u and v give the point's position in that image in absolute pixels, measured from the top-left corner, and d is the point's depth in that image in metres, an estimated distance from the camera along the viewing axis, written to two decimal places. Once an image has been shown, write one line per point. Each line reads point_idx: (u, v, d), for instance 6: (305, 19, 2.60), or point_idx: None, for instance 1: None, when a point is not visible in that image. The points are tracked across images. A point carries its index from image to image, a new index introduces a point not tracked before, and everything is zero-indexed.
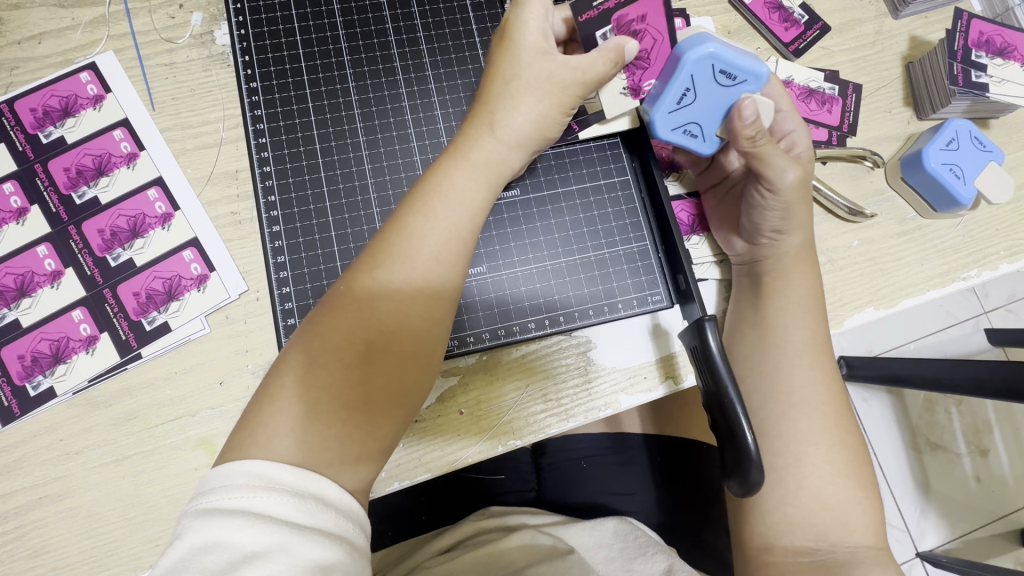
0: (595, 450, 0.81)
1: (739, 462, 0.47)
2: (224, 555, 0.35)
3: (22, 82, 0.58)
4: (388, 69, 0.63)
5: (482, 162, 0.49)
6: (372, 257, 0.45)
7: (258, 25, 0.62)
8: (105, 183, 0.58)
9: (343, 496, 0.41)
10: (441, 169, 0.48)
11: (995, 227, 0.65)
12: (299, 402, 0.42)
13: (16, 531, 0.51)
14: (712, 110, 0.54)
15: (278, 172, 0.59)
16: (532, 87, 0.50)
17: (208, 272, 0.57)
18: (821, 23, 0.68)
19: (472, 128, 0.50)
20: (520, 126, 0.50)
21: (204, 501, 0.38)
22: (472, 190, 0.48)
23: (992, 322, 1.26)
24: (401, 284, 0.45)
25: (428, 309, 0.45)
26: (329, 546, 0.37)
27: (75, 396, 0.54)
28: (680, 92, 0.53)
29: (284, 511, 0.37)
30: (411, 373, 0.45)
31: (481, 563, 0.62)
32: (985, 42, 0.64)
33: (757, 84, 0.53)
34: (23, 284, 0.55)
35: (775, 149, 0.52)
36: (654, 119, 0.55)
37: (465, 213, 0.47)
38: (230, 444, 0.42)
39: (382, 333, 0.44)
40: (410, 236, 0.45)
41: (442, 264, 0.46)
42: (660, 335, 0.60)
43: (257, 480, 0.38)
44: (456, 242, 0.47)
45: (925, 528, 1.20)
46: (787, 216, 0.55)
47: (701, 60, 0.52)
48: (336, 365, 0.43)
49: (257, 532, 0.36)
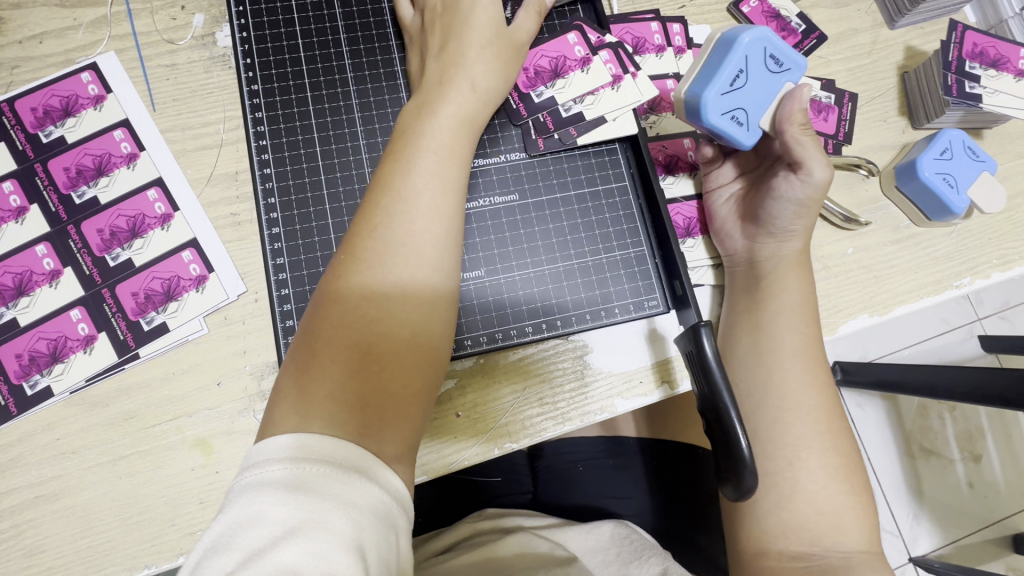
0: (592, 453, 0.81)
1: (733, 467, 0.47)
2: (267, 529, 0.34)
3: (23, 81, 0.58)
4: (389, 73, 0.62)
5: (457, 113, 0.53)
6: (370, 219, 0.47)
7: (259, 28, 0.62)
8: (105, 183, 0.58)
9: (385, 473, 0.40)
10: (421, 125, 0.51)
11: (987, 236, 0.66)
12: (324, 374, 0.42)
13: (13, 530, 0.51)
14: (759, 96, 0.55)
15: (279, 174, 0.59)
16: (484, 48, 0.56)
17: (207, 273, 0.57)
18: (818, 32, 0.69)
19: (441, 87, 0.54)
20: (483, 77, 0.55)
21: (249, 476, 0.38)
22: (456, 141, 0.52)
23: (985, 329, 1.27)
24: (408, 235, 0.47)
25: (435, 253, 0.48)
26: (371, 521, 0.37)
27: (72, 395, 0.54)
28: (732, 74, 0.53)
29: (325, 485, 0.37)
30: (433, 316, 0.47)
31: (475, 565, 0.62)
32: (979, 54, 0.65)
33: (796, 75, 0.56)
34: (22, 283, 0.55)
35: (818, 143, 0.54)
36: (706, 98, 0.53)
37: (450, 160, 0.51)
38: (266, 422, 0.42)
39: (394, 285, 0.46)
40: (406, 190, 0.48)
41: (441, 212, 0.49)
42: (656, 340, 0.61)
43: (299, 452, 0.38)
44: (448, 190, 0.50)
45: (918, 533, 1.21)
46: (803, 214, 0.57)
47: (753, 42, 0.53)
48: (357, 323, 0.44)
49: (296, 507, 0.35)
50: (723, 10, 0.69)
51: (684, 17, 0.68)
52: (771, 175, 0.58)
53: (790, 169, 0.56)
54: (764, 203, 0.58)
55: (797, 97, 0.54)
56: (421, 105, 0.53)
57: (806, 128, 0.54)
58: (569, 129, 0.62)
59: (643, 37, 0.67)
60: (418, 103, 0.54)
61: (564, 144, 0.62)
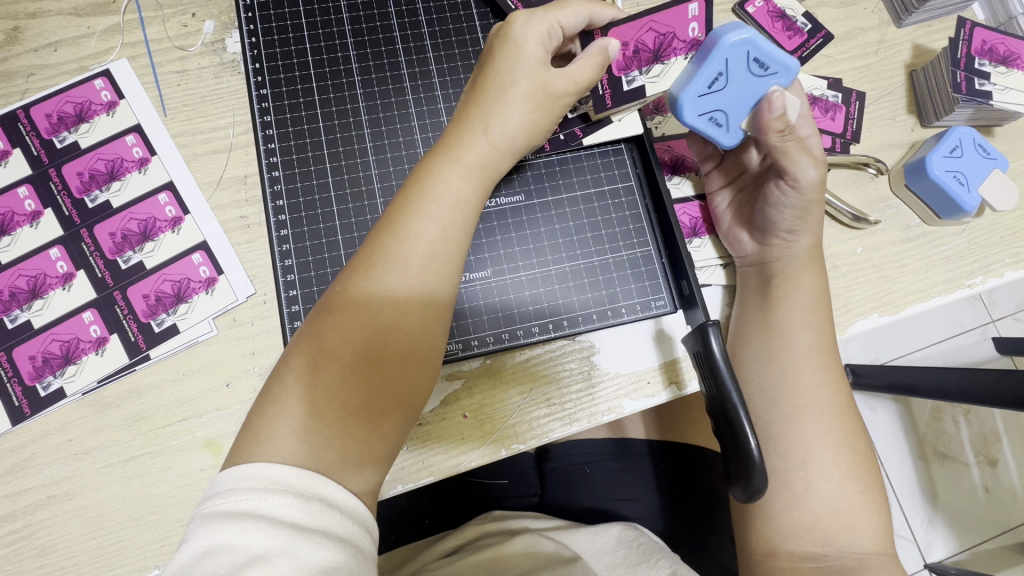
0: (598, 456, 0.80)
1: (743, 468, 0.47)
2: (229, 558, 0.36)
3: (38, 88, 0.60)
4: (396, 76, 0.63)
5: (474, 164, 0.50)
6: (367, 260, 0.46)
7: (268, 34, 0.63)
8: (117, 188, 0.59)
9: (347, 497, 0.41)
10: (433, 169, 0.49)
11: (1000, 235, 0.65)
12: (302, 402, 0.43)
13: (25, 530, 0.52)
14: (740, 101, 0.53)
15: (287, 176, 0.60)
16: (522, 93, 0.50)
17: (217, 275, 0.58)
18: (824, 31, 0.68)
19: (463, 128, 0.50)
20: (512, 131, 0.51)
21: (211, 505, 0.38)
22: (465, 192, 0.49)
23: (999, 331, 1.25)
24: (396, 287, 0.45)
25: (421, 314, 0.46)
26: (331, 547, 0.38)
27: (84, 397, 0.54)
28: (712, 75, 0.52)
29: (288, 514, 0.38)
30: (410, 373, 0.46)
31: (482, 565, 0.62)
32: (988, 51, 0.65)
33: (787, 79, 0.52)
34: (36, 286, 0.56)
35: (801, 146, 0.52)
36: (682, 100, 0.53)
37: (456, 214, 0.48)
38: (241, 442, 0.43)
39: (377, 333, 0.44)
40: (403, 236, 0.46)
41: (435, 266, 0.47)
42: (664, 340, 0.60)
43: (260, 482, 0.39)
44: (449, 245, 0.47)
45: (933, 538, 1.19)
46: (804, 216, 0.56)
47: (736, 45, 0.51)
48: (336, 365, 0.43)
49: (260, 535, 0.36)
50: (728, 11, 0.69)
51: None
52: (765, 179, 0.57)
53: (779, 176, 0.55)
54: (761, 210, 0.57)
55: (772, 105, 0.51)
56: (441, 147, 0.50)
57: (785, 134, 0.52)
58: (574, 131, 0.62)
59: (671, 33, 0.57)
60: (439, 143, 0.51)
61: (569, 146, 0.62)
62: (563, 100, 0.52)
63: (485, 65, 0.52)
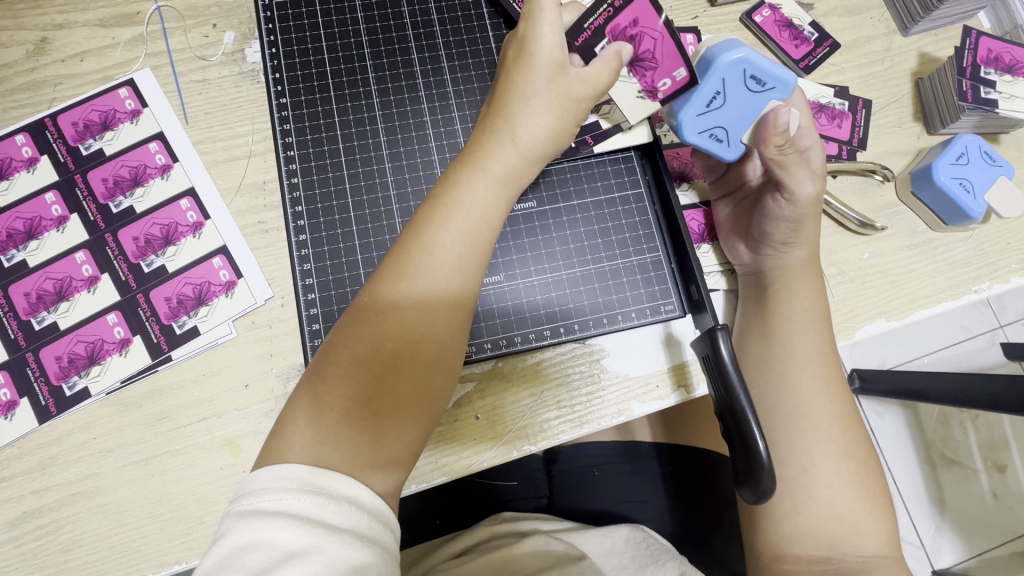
0: (607, 458, 0.81)
1: (751, 470, 0.48)
2: (264, 555, 0.37)
3: (65, 97, 0.62)
4: (411, 85, 0.65)
5: (500, 174, 0.51)
6: (395, 269, 0.47)
7: (288, 44, 0.65)
8: (140, 193, 0.60)
9: (374, 499, 0.43)
10: (461, 180, 0.50)
11: (1006, 242, 0.66)
12: (331, 408, 0.44)
13: (51, 525, 0.53)
14: (739, 115, 0.55)
15: (306, 183, 0.62)
16: (545, 98, 0.51)
17: (236, 279, 0.59)
18: (831, 40, 0.70)
19: (488, 139, 0.51)
20: (538, 139, 0.51)
21: (245, 503, 0.40)
22: (490, 203, 0.50)
23: (1008, 336, 1.25)
24: (424, 296, 0.47)
25: (448, 322, 0.47)
26: (360, 547, 0.39)
27: (108, 396, 0.56)
28: (709, 95, 0.55)
29: (320, 514, 0.39)
30: (436, 379, 0.47)
31: (494, 565, 0.63)
32: (993, 59, 0.66)
33: (784, 92, 0.54)
34: (62, 288, 0.58)
35: (797, 159, 0.54)
36: (682, 120, 0.56)
37: (482, 225, 0.49)
38: (270, 447, 0.44)
39: (406, 341, 0.46)
40: (432, 249, 0.47)
41: (461, 274, 0.48)
42: (673, 344, 0.61)
43: (293, 483, 0.40)
44: (474, 255, 0.49)
45: (942, 544, 1.18)
46: (799, 229, 0.57)
47: (732, 64, 0.53)
48: (365, 374, 0.45)
49: (295, 533, 0.38)
50: (736, 20, 0.70)
51: (697, 27, 0.69)
52: (762, 192, 0.59)
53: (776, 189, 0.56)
54: (757, 220, 0.58)
55: (773, 122, 0.53)
56: (467, 158, 0.51)
57: (786, 151, 0.53)
58: (585, 138, 0.63)
59: (659, 66, 0.56)
60: (465, 154, 0.52)
61: (581, 153, 0.64)
62: (583, 103, 0.52)
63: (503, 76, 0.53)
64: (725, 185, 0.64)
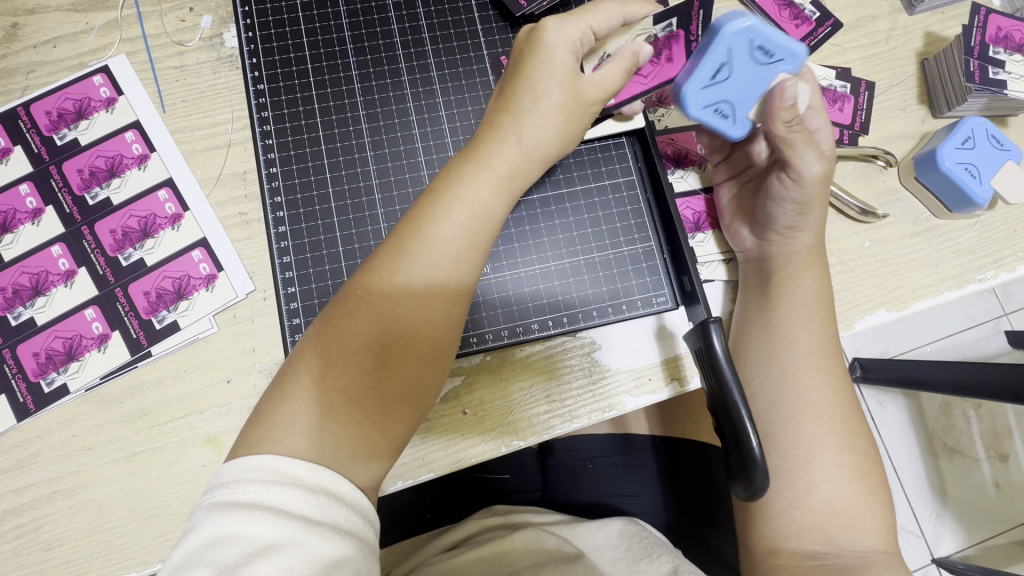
0: (601, 451, 0.80)
1: (743, 465, 0.46)
2: (237, 548, 0.36)
3: (38, 85, 0.60)
4: (394, 70, 0.63)
5: (504, 173, 0.48)
6: (389, 260, 0.45)
7: (265, 28, 0.63)
8: (117, 184, 0.59)
9: (356, 492, 0.42)
10: (464, 176, 0.47)
11: (1013, 228, 0.64)
12: (315, 402, 0.43)
13: (31, 524, 0.52)
14: (745, 88, 0.51)
15: (285, 172, 0.60)
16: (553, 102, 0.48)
17: (217, 272, 0.58)
18: (833, 19, 0.67)
19: (493, 135, 0.49)
20: (543, 139, 0.49)
21: (219, 495, 0.39)
22: (492, 199, 0.47)
23: (1012, 324, 1.23)
24: (419, 291, 0.45)
25: (443, 319, 0.45)
26: (339, 541, 0.38)
27: (87, 393, 0.55)
28: (715, 66, 0.50)
29: (297, 506, 0.38)
30: (427, 375, 0.46)
31: (483, 561, 0.62)
32: (1003, 38, 0.63)
33: (793, 65, 0.50)
34: (38, 283, 0.56)
35: (804, 138, 0.51)
36: (685, 94, 0.51)
37: (482, 221, 0.47)
38: (244, 439, 0.42)
39: (398, 336, 0.44)
40: (430, 242, 0.45)
41: (457, 271, 0.46)
42: (665, 336, 0.60)
43: (269, 474, 0.39)
44: (473, 251, 0.47)
45: (942, 533, 1.17)
46: (805, 212, 0.55)
47: (739, 32, 0.48)
48: (354, 368, 0.43)
49: (269, 526, 0.36)
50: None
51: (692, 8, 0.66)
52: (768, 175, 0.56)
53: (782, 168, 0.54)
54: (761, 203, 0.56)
55: (780, 95, 0.49)
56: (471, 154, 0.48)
57: (791, 127, 0.50)
58: None
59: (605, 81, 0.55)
60: (471, 148, 0.49)
61: None
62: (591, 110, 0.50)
63: (515, 70, 0.50)
64: (730, 166, 0.61)
